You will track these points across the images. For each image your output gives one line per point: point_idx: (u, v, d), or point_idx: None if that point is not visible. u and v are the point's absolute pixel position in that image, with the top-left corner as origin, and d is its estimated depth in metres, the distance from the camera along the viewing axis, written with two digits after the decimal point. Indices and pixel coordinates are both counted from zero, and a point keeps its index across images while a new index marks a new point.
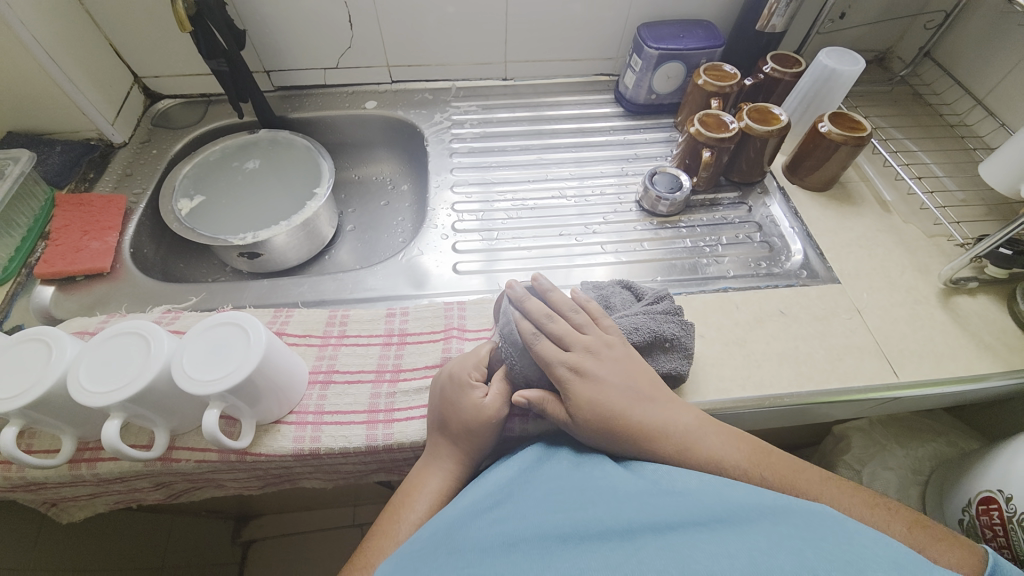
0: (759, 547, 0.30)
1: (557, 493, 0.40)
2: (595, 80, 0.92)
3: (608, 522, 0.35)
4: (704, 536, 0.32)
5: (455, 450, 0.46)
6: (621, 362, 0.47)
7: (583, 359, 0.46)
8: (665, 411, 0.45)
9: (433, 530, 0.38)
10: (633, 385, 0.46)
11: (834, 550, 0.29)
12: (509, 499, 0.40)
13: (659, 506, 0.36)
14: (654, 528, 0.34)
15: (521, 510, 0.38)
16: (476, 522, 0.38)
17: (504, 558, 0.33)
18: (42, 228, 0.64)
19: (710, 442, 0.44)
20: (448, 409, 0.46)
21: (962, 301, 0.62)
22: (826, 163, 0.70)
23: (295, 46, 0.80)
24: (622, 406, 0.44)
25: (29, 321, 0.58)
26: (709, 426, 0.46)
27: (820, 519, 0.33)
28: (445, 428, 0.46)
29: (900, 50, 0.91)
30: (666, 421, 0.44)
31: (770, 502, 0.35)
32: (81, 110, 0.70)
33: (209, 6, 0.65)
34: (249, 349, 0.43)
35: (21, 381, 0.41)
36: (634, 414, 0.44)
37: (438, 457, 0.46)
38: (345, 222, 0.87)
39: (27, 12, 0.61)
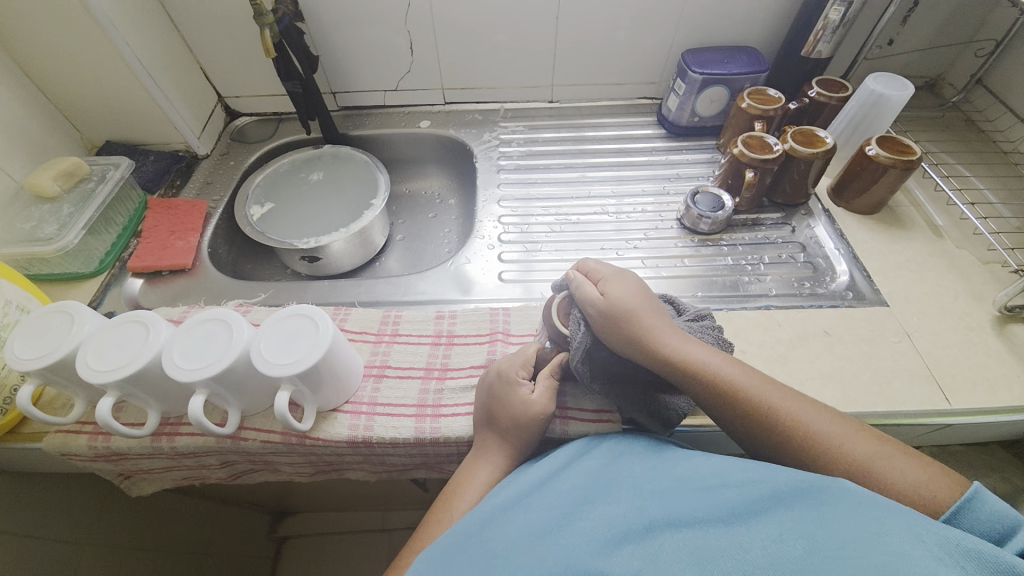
0: (771, 539, 0.31)
1: (585, 488, 0.42)
2: (638, 103, 0.96)
3: (632, 520, 0.37)
4: (720, 533, 0.33)
5: (504, 442, 0.48)
6: (645, 285, 0.54)
7: (613, 275, 0.54)
8: (670, 323, 0.50)
9: (474, 522, 0.41)
10: (651, 300, 0.52)
11: (843, 525, 0.31)
12: (539, 491, 0.43)
13: (681, 501, 0.38)
14: (672, 525, 0.35)
15: (550, 501, 0.41)
16: (508, 513, 0.41)
17: (535, 548, 0.36)
18: (135, 227, 0.72)
19: (704, 350, 0.48)
20: (497, 405, 0.48)
21: (1019, 329, 0.60)
22: (873, 186, 0.70)
23: (359, 70, 0.87)
24: (635, 305, 0.50)
25: (120, 308, 0.64)
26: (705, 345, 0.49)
27: (839, 498, 0.33)
28: (494, 422, 0.48)
29: (952, 76, 0.90)
30: (668, 328, 0.49)
31: (795, 484, 0.36)
32: (173, 124, 0.79)
33: (290, 34, 0.74)
34: (317, 338, 0.47)
35: (124, 356, 0.46)
36: (639, 315, 0.49)
37: (489, 448, 0.48)
38: (395, 232, 0.92)
39: (134, 37, 0.70)
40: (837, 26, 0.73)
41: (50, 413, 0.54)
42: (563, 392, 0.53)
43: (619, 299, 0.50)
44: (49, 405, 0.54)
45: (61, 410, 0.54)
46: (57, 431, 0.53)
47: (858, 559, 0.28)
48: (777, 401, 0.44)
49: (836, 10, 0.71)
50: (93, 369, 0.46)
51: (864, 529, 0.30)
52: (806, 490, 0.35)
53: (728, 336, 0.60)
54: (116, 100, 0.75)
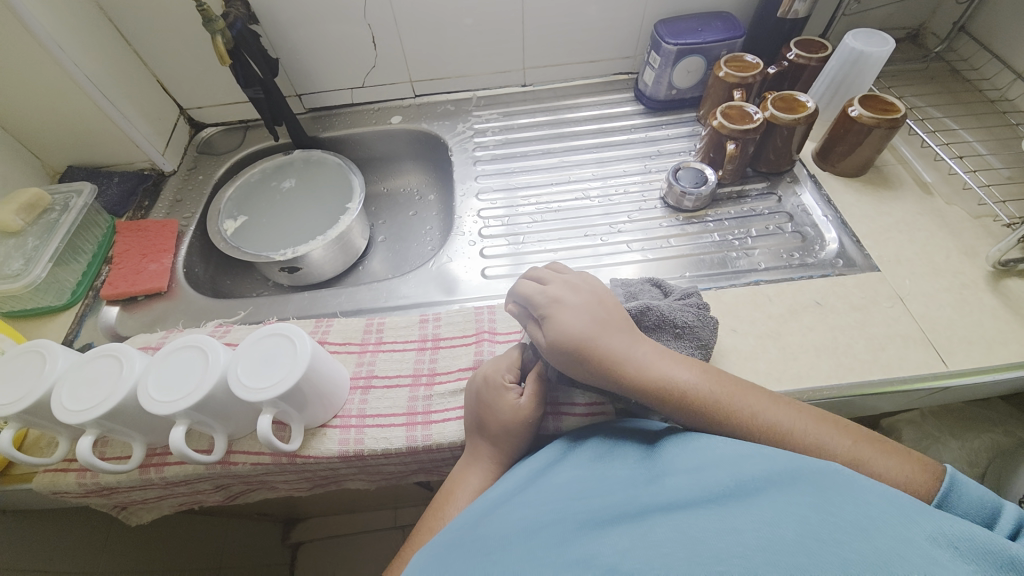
0: (767, 521, 0.30)
1: (576, 483, 0.41)
2: (614, 80, 0.93)
3: (625, 508, 0.36)
4: (712, 514, 0.32)
5: (494, 447, 0.47)
6: (596, 292, 0.50)
7: (559, 296, 0.49)
8: (634, 337, 0.46)
9: (467, 521, 0.40)
10: (607, 313, 0.48)
11: (841, 512, 0.30)
12: (530, 489, 0.41)
13: (672, 486, 0.37)
14: (664, 509, 0.34)
15: (544, 498, 0.40)
16: (500, 511, 0.40)
17: (524, 543, 0.34)
18: (105, 253, 0.70)
19: (676, 367, 0.44)
20: (482, 412, 0.47)
21: (1013, 283, 0.59)
22: (858, 148, 0.68)
23: (323, 69, 0.84)
24: (591, 330, 0.46)
25: (98, 339, 0.63)
26: (671, 353, 0.46)
27: (834, 485, 0.32)
28: (482, 428, 0.47)
29: (934, 25, 0.87)
30: (633, 345, 0.46)
31: (789, 468, 0.34)
32: (134, 142, 0.76)
33: (245, 38, 0.70)
34: (296, 357, 0.46)
35: (99, 393, 0.45)
36: (603, 341, 0.45)
37: (479, 454, 0.47)
38: (376, 234, 0.90)
39: (80, 55, 0.67)
40: None
41: (34, 454, 0.53)
42: (553, 389, 0.53)
43: (572, 326, 0.46)
44: (33, 446, 0.53)
45: (46, 450, 0.53)
46: (44, 471, 0.52)
47: (861, 544, 0.27)
48: (756, 411, 0.42)
49: None
50: (67, 409, 0.44)
51: (864, 519, 0.29)
52: (798, 478, 0.33)
53: (718, 315, 0.59)
54: (73, 124, 0.72)
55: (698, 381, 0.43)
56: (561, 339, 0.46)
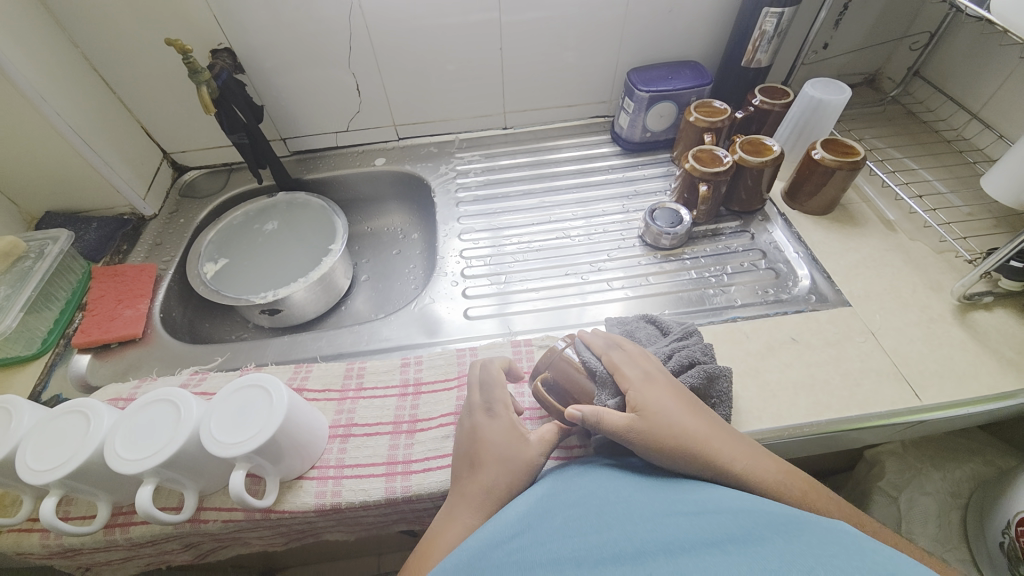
0: (769, 568, 0.29)
1: (576, 518, 0.39)
2: (592, 123, 0.97)
3: (624, 545, 0.34)
4: (716, 558, 0.31)
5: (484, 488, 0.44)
6: (660, 387, 0.47)
7: (640, 382, 0.47)
8: (721, 434, 0.44)
9: (456, 560, 0.37)
10: (679, 413, 0.44)
11: (847, 565, 0.29)
12: (530, 528, 0.39)
13: (671, 525, 0.36)
14: (665, 550, 0.33)
15: (541, 534, 0.38)
16: (494, 550, 0.37)
17: None
18: (79, 300, 0.68)
19: (767, 464, 0.43)
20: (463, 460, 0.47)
21: (979, 316, 0.61)
22: (823, 188, 0.71)
23: (309, 115, 0.86)
24: (680, 416, 0.44)
25: (67, 389, 0.61)
26: (759, 453, 0.44)
27: (840, 542, 0.31)
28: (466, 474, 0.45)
29: (889, 71, 0.93)
30: (723, 443, 0.43)
31: (792, 522, 0.34)
32: (115, 187, 0.76)
33: (230, 89, 0.72)
34: (272, 409, 0.45)
35: (64, 451, 0.43)
36: (693, 433, 0.43)
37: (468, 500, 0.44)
38: (360, 273, 0.90)
39: (63, 104, 0.67)
40: (772, 35, 0.76)
41: None
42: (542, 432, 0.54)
43: (660, 417, 0.44)
44: None
45: (8, 510, 0.50)
46: (4, 533, 0.49)
47: None
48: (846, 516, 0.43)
49: (770, 21, 0.74)
50: (33, 470, 0.43)
51: (871, 568, 0.28)
52: (802, 529, 0.33)
53: None
54: (51, 170, 0.72)
55: (781, 468, 0.43)
56: (654, 428, 0.43)
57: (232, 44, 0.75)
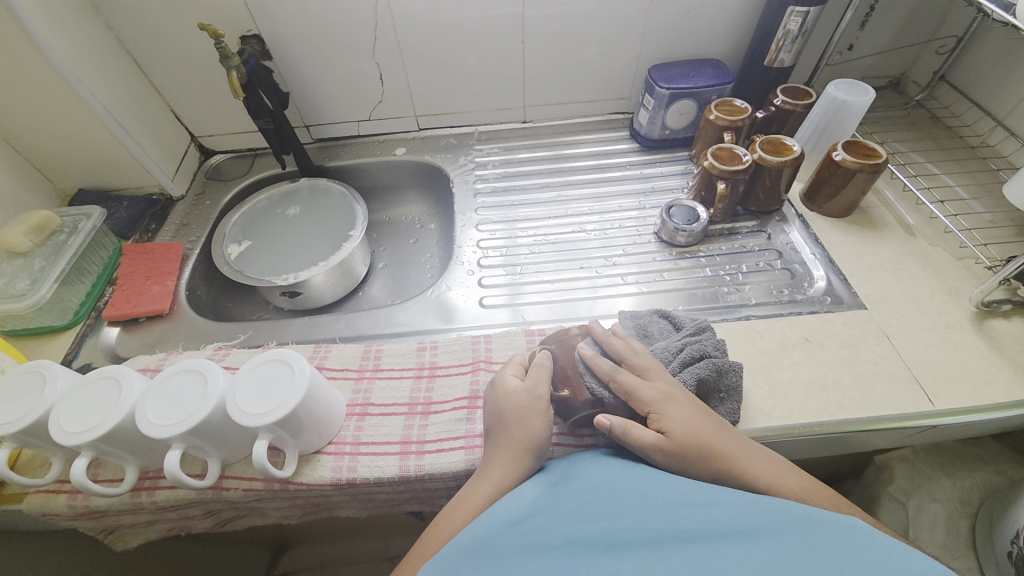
0: (784, 559, 0.30)
1: (590, 505, 0.40)
2: (611, 119, 0.97)
3: (639, 532, 0.35)
4: (730, 547, 0.32)
5: (533, 392, 0.49)
6: (681, 406, 0.47)
7: (661, 400, 0.47)
8: (747, 450, 0.46)
9: (475, 535, 0.38)
10: (702, 432, 0.45)
11: (862, 560, 0.29)
12: (542, 511, 0.40)
13: (685, 514, 0.36)
14: (680, 538, 0.34)
15: (555, 518, 0.39)
16: (508, 530, 0.38)
17: (539, 559, 0.34)
18: (109, 275, 0.71)
19: (791, 478, 0.45)
20: (495, 403, 0.50)
21: (997, 324, 0.61)
22: (843, 191, 0.71)
23: (333, 103, 0.88)
24: (704, 434, 0.45)
25: (97, 360, 0.63)
26: (782, 466, 0.46)
27: (851, 537, 0.32)
28: (507, 401, 0.49)
29: (915, 74, 0.92)
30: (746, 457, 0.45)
31: (805, 517, 0.35)
32: (146, 168, 0.78)
33: (258, 74, 0.74)
34: (294, 383, 0.46)
35: (98, 415, 0.45)
36: (718, 450, 0.45)
37: (525, 416, 0.48)
38: (377, 260, 0.92)
39: (99, 86, 0.70)
40: (796, 35, 0.75)
41: (27, 474, 0.52)
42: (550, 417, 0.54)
43: (683, 437, 0.45)
44: (26, 467, 0.53)
45: (41, 470, 0.53)
46: (35, 492, 0.52)
47: None
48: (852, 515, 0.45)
49: (794, 20, 0.73)
50: (67, 432, 0.45)
51: (885, 563, 0.29)
52: (814, 524, 0.34)
53: None
54: (87, 150, 0.74)
55: (801, 479, 0.45)
56: (679, 448, 0.45)
57: (261, 31, 0.76)
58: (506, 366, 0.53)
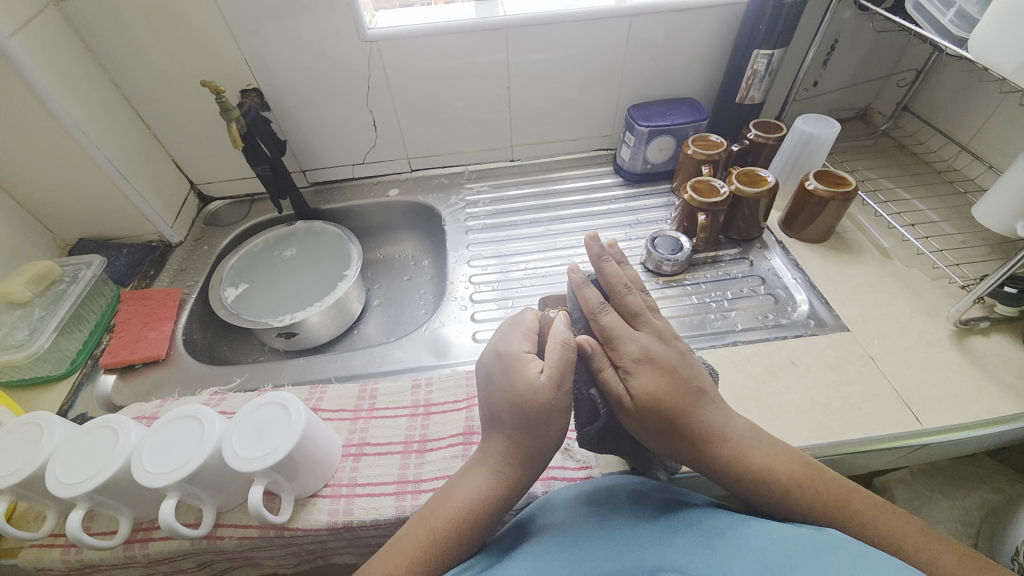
0: None
1: (585, 546, 0.40)
2: (596, 155, 1.01)
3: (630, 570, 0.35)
4: None
5: (558, 387, 0.44)
6: (663, 363, 0.46)
7: (642, 356, 0.46)
8: (728, 420, 0.45)
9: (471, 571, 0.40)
10: (681, 391, 0.44)
11: None
12: (538, 553, 0.40)
13: (677, 548, 0.36)
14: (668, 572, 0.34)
15: (549, 560, 0.39)
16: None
17: None
18: (107, 322, 0.72)
19: (771, 454, 0.44)
20: (513, 390, 0.45)
21: (976, 341, 0.63)
22: (818, 218, 0.74)
23: (328, 149, 0.92)
24: (684, 398, 0.44)
25: (92, 409, 0.63)
26: (763, 440, 0.45)
27: (837, 556, 0.32)
28: (532, 399, 0.44)
29: (879, 105, 0.97)
30: (723, 425, 0.45)
31: (798, 540, 0.34)
32: (146, 217, 0.81)
33: (257, 125, 0.78)
34: (290, 426, 0.47)
35: (95, 465, 0.46)
36: (697, 415, 0.44)
37: (550, 417, 0.44)
38: (372, 297, 0.94)
39: (104, 141, 0.73)
40: (764, 74, 0.81)
41: (20, 528, 0.52)
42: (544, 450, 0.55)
43: (657, 392, 0.44)
44: (21, 520, 0.52)
45: (33, 524, 0.52)
46: (28, 548, 0.51)
47: None
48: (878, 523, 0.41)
49: (760, 62, 0.79)
50: (63, 483, 0.45)
51: None
52: (808, 547, 0.33)
53: None
54: (91, 202, 0.77)
55: (780, 460, 0.44)
56: (656, 406, 0.44)
57: (260, 85, 0.81)
58: (516, 333, 0.49)
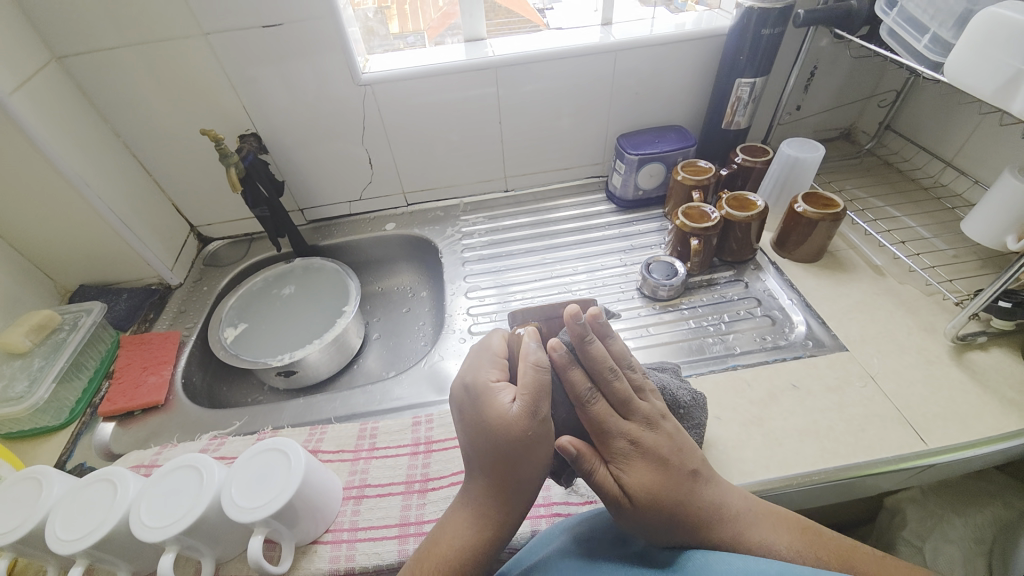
0: None
1: None
2: (588, 183, 1.03)
3: None
4: None
5: (533, 413, 0.44)
6: (653, 450, 0.45)
7: (631, 450, 0.45)
8: (723, 495, 0.45)
9: None
10: (676, 479, 0.44)
11: None
12: None
13: None
14: None
15: None
16: None
17: None
18: (107, 368, 0.72)
19: (771, 528, 0.44)
20: (488, 422, 0.45)
21: (976, 357, 0.63)
22: (809, 238, 0.75)
23: (325, 187, 0.94)
24: (681, 485, 0.44)
25: (91, 458, 0.63)
26: (761, 512, 0.45)
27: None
28: (508, 429, 0.44)
29: (862, 125, 1.00)
30: (720, 505, 0.44)
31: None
32: (146, 261, 0.82)
33: (256, 168, 0.79)
34: (289, 473, 0.47)
35: (93, 520, 0.45)
36: (694, 500, 0.43)
37: (529, 448, 0.44)
38: (371, 331, 0.94)
39: (106, 190, 0.74)
40: (747, 100, 0.83)
41: None
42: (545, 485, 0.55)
43: (654, 489, 0.43)
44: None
45: None
46: None
47: None
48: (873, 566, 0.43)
49: (743, 89, 0.81)
50: (61, 540, 0.44)
51: None
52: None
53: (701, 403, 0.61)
54: (92, 249, 0.78)
55: (781, 535, 0.44)
56: (654, 502, 0.42)
57: (258, 129, 0.83)
58: (486, 362, 0.50)
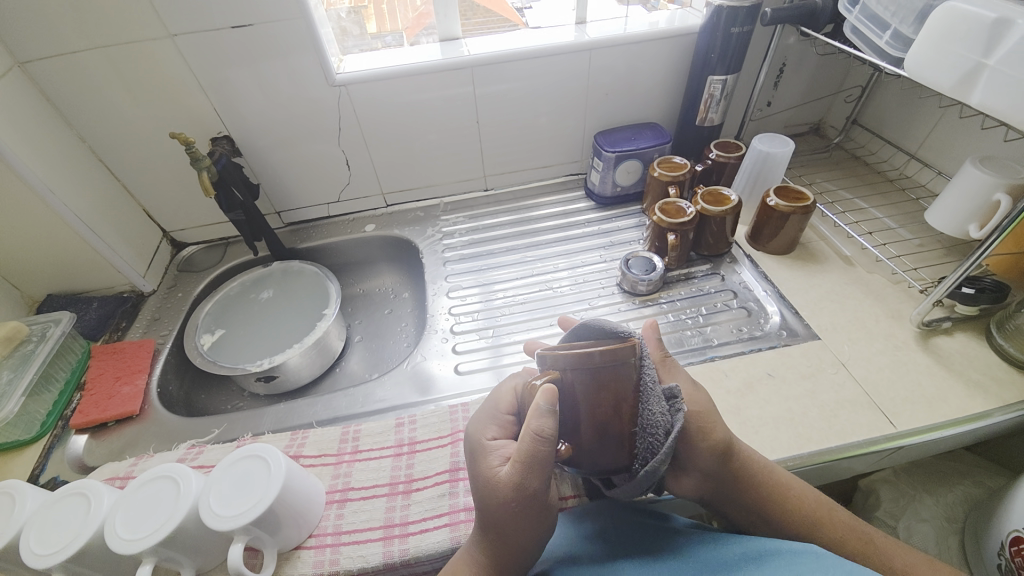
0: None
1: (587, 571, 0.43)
2: (568, 181, 1.04)
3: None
4: None
5: (521, 480, 0.42)
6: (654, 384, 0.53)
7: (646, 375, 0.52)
8: None
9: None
10: None
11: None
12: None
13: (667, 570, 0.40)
14: None
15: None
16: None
17: None
18: (78, 379, 0.70)
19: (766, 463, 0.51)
20: (478, 483, 0.44)
21: (941, 341, 0.65)
22: (782, 231, 0.77)
23: (303, 190, 0.93)
24: None
25: (65, 472, 0.61)
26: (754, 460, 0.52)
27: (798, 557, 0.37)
28: (492, 495, 0.43)
29: (831, 119, 1.02)
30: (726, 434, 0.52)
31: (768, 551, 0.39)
32: (117, 269, 0.79)
33: (229, 171, 0.78)
34: (269, 479, 0.46)
35: (66, 535, 0.44)
36: None
37: (517, 511, 0.42)
38: (353, 333, 0.93)
39: (72, 197, 0.72)
40: (720, 97, 0.85)
41: None
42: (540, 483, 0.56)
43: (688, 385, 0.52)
44: None
45: None
46: None
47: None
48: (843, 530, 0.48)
49: (716, 86, 0.83)
50: (34, 555, 0.43)
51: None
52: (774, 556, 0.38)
53: None
54: (59, 258, 0.76)
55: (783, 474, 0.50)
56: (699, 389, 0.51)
57: (231, 131, 0.81)
58: (490, 415, 0.48)
